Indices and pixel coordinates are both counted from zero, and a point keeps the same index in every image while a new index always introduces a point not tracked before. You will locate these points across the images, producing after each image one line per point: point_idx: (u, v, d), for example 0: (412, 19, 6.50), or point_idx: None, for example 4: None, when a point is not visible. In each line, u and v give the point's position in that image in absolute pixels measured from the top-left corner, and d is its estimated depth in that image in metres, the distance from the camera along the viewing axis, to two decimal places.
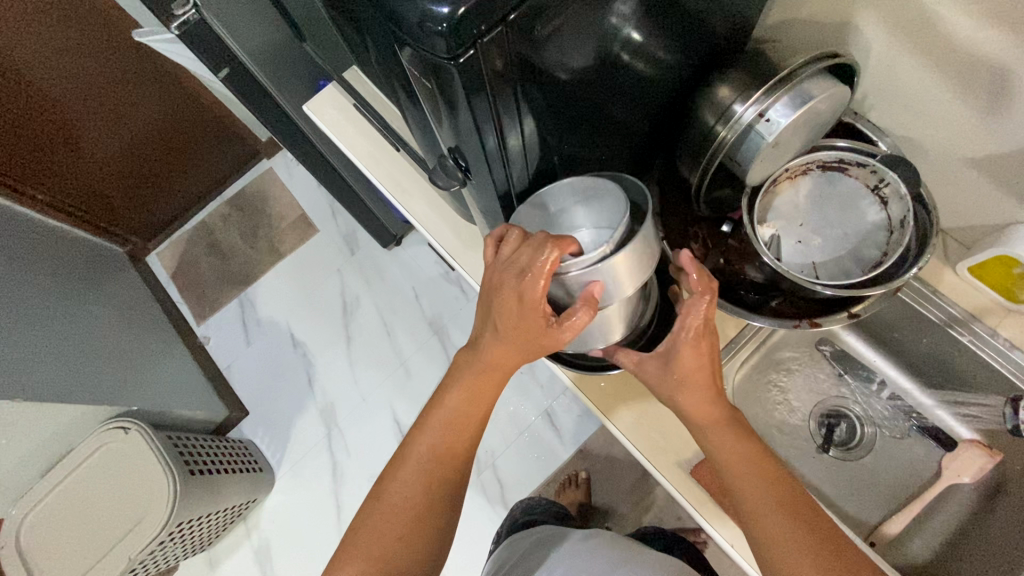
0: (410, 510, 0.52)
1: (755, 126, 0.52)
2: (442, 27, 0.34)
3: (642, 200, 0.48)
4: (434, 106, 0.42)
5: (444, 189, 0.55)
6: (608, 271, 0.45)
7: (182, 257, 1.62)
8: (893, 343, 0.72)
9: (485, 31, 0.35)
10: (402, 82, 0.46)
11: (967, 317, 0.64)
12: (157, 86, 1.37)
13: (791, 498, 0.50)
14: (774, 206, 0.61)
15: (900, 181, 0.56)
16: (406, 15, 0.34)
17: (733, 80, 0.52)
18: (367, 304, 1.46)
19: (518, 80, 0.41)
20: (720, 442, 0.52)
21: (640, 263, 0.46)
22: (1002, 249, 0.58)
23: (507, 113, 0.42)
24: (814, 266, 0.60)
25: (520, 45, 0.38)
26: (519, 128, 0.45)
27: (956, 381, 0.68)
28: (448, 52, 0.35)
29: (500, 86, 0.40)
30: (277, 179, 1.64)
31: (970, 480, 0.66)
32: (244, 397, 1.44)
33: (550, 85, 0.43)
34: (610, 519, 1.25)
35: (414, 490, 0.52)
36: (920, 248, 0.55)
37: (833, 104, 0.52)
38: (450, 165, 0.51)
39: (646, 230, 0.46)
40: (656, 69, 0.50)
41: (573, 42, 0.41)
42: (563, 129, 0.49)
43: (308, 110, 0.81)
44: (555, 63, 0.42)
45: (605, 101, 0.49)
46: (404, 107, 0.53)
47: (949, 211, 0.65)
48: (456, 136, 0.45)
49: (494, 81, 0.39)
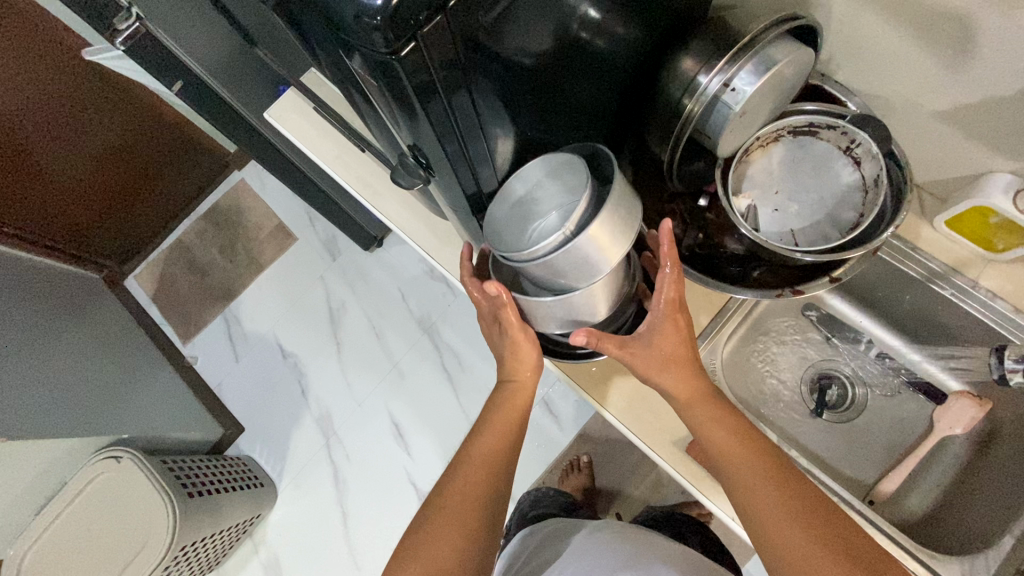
0: (463, 519, 0.55)
1: (721, 96, 0.51)
2: (378, 20, 0.33)
3: (610, 168, 0.49)
4: (389, 106, 0.41)
5: (409, 189, 0.54)
6: (585, 246, 0.44)
7: (161, 277, 1.59)
8: (878, 302, 0.72)
9: (426, 23, 0.34)
10: (354, 84, 0.44)
11: (947, 270, 0.64)
12: (116, 105, 1.33)
13: (783, 474, 0.51)
14: (747, 175, 0.61)
15: (871, 141, 0.55)
16: (343, 12, 0.33)
17: (696, 50, 0.51)
18: (353, 309, 1.44)
19: (470, 68, 0.39)
20: (711, 425, 0.53)
21: (617, 234, 0.45)
22: (977, 199, 0.58)
23: (462, 105, 0.41)
24: (792, 233, 0.59)
25: (466, 32, 0.37)
26: (478, 118, 0.44)
27: (942, 334, 0.69)
28: (388, 46, 0.34)
29: (451, 78, 0.39)
30: (250, 190, 1.61)
31: (962, 431, 0.67)
32: (238, 414, 1.43)
33: (504, 73, 0.42)
34: (616, 501, 1.26)
35: (463, 497, 0.56)
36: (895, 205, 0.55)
37: (798, 67, 0.52)
38: (413, 164, 0.49)
39: (618, 199, 0.45)
40: (617, 45, 0.49)
41: (521, 26, 0.40)
42: (524, 118, 0.48)
43: (270, 118, 0.79)
44: (507, 48, 0.40)
45: (568, 83, 0.48)
46: (361, 107, 0.51)
47: (923, 166, 0.65)
48: (415, 135, 0.44)
49: (444, 72, 0.38)
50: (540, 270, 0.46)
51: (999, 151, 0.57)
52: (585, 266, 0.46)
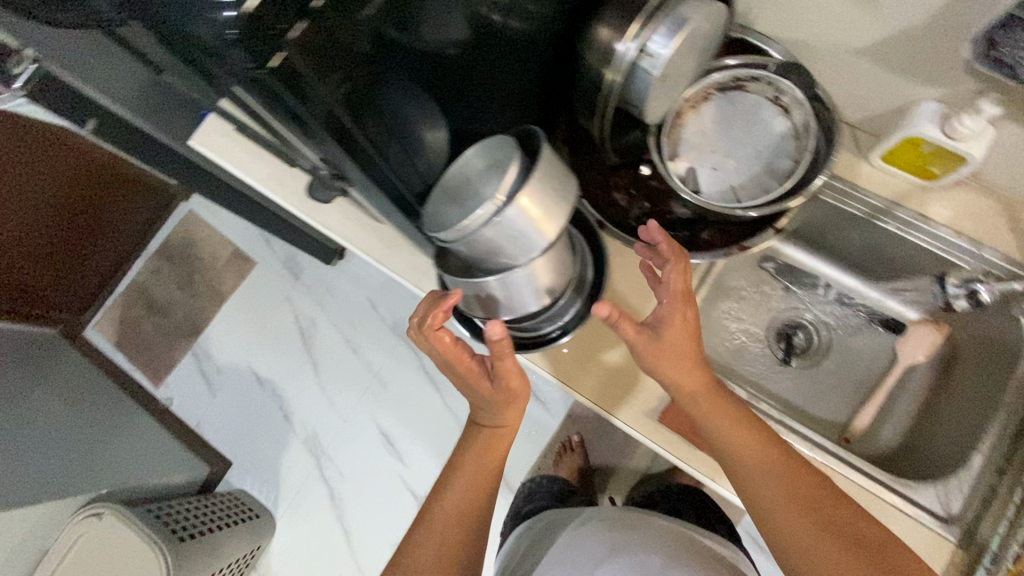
0: (441, 538, 0.58)
1: (640, 62, 0.50)
2: (233, 34, 0.33)
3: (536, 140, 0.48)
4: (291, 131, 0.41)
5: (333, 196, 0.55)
6: (513, 219, 0.44)
7: (122, 322, 1.54)
8: (829, 245, 0.73)
9: (289, 30, 0.34)
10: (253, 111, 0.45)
11: (889, 205, 0.64)
12: (54, 161, 1.25)
13: (785, 456, 0.52)
14: (683, 139, 0.61)
15: (796, 87, 0.56)
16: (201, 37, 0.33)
17: (610, 18, 0.50)
18: (324, 326, 1.42)
19: (359, 72, 0.39)
20: (704, 407, 0.54)
21: (550, 201, 0.44)
22: (908, 130, 0.57)
23: (365, 115, 0.41)
24: (734, 189, 0.59)
25: (343, 37, 0.37)
26: (388, 130, 0.44)
27: (894, 269, 0.70)
28: (254, 67, 0.34)
29: (341, 88, 0.38)
30: (200, 220, 1.56)
31: (924, 356, 0.71)
32: (223, 449, 1.40)
33: (395, 67, 0.42)
34: (612, 476, 1.27)
35: (445, 538, 0.58)
36: (827, 146, 0.55)
37: (712, 24, 0.51)
38: (327, 175, 0.50)
39: (545, 165, 0.45)
40: (521, 32, 0.49)
41: (400, 17, 0.40)
42: (435, 109, 0.47)
43: (195, 145, 0.77)
44: (390, 44, 0.40)
45: (471, 70, 0.48)
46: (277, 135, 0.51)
47: (854, 105, 0.65)
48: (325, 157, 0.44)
49: (330, 86, 0.37)
50: (482, 247, 0.45)
51: (923, 81, 0.58)
52: (521, 239, 0.45)
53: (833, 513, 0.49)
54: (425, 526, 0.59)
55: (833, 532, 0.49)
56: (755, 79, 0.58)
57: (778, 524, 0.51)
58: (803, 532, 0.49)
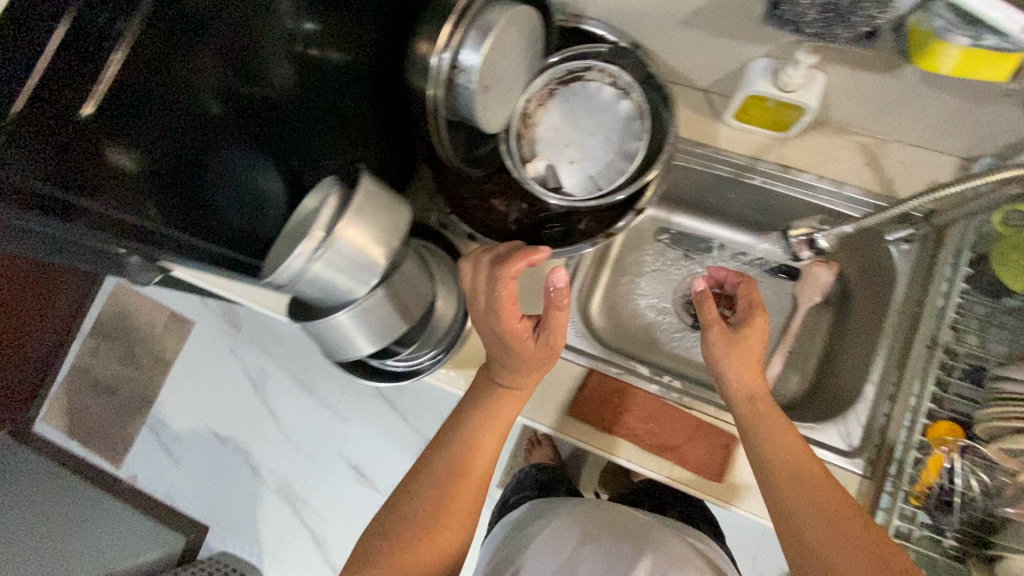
0: (428, 521, 0.57)
1: (458, 76, 0.50)
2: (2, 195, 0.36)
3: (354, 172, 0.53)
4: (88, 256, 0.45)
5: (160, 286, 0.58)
6: (334, 248, 0.47)
7: (69, 410, 1.50)
8: (712, 204, 0.83)
9: (10, 156, 0.36)
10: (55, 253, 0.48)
11: (752, 162, 0.73)
12: None
13: (828, 476, 0.55)
14: (538, 138, 0.66)
15: (625, 72, 0.63)
16: None
17: (422, 35, 0.50)
18: (274, 371, 1.40)
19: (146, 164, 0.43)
20: (773, 426, 0.58)
21: (371, 230, 0.49)
22: (746, 90, 0.62)
23: (153, 203, 0.44)
24: (595, 175, 0.66)
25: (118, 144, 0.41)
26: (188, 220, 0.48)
27: (771, 215, 0.79)
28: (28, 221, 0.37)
29: (122, 191, 0.42)
30: (128, 290, 1.52)
31: (820, 297, 0.80)
32: (197, 514, 1.38)
33: (176, 147, 0.45)
34: (584, 460, 1.29)
35: (432, 498, 0.58)
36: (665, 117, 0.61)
37: (524, 22, 0.52)
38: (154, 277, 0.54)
39: (358, 195, 0.49)
40: (314, 68, 0.55)
41: (143, 103, 0.42)
42: (259, 167, 0.53)
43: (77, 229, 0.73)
44: (172, 130, 0.44)
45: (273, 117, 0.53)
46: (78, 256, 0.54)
47: (700, 67, 0.67)
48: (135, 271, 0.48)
49: (109, 196, 0.41)
50: (311, 282, 0.49)
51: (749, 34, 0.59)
52: (352, 266, 0.49)
53: (849, 521, 0.51)
54: (369, 556, 0.56)
55: (847, 539, 0.50)
56: (589, 69, 0.65)
57: (791, 509, 0.53)
58: (809, 519, 0.52)
